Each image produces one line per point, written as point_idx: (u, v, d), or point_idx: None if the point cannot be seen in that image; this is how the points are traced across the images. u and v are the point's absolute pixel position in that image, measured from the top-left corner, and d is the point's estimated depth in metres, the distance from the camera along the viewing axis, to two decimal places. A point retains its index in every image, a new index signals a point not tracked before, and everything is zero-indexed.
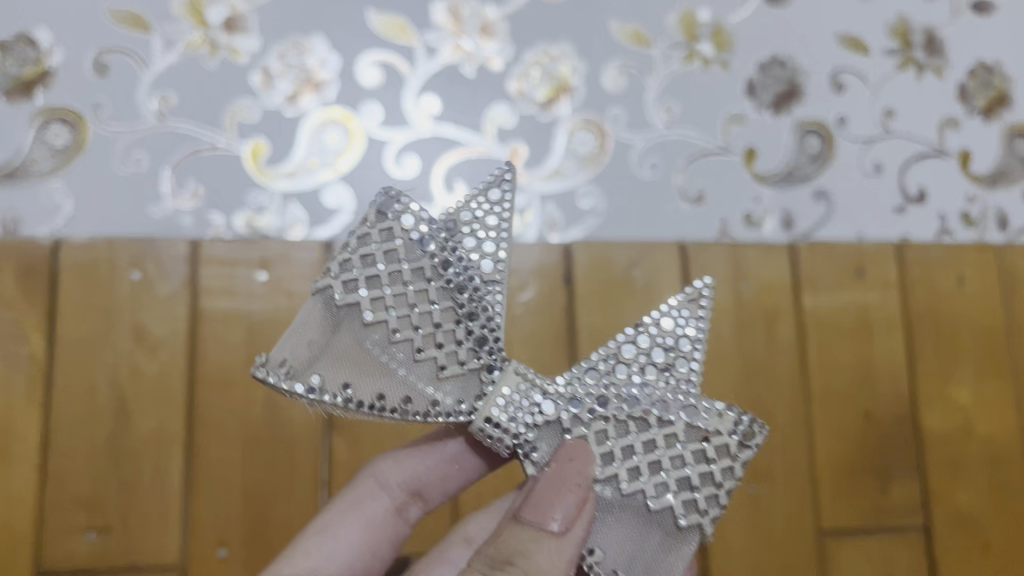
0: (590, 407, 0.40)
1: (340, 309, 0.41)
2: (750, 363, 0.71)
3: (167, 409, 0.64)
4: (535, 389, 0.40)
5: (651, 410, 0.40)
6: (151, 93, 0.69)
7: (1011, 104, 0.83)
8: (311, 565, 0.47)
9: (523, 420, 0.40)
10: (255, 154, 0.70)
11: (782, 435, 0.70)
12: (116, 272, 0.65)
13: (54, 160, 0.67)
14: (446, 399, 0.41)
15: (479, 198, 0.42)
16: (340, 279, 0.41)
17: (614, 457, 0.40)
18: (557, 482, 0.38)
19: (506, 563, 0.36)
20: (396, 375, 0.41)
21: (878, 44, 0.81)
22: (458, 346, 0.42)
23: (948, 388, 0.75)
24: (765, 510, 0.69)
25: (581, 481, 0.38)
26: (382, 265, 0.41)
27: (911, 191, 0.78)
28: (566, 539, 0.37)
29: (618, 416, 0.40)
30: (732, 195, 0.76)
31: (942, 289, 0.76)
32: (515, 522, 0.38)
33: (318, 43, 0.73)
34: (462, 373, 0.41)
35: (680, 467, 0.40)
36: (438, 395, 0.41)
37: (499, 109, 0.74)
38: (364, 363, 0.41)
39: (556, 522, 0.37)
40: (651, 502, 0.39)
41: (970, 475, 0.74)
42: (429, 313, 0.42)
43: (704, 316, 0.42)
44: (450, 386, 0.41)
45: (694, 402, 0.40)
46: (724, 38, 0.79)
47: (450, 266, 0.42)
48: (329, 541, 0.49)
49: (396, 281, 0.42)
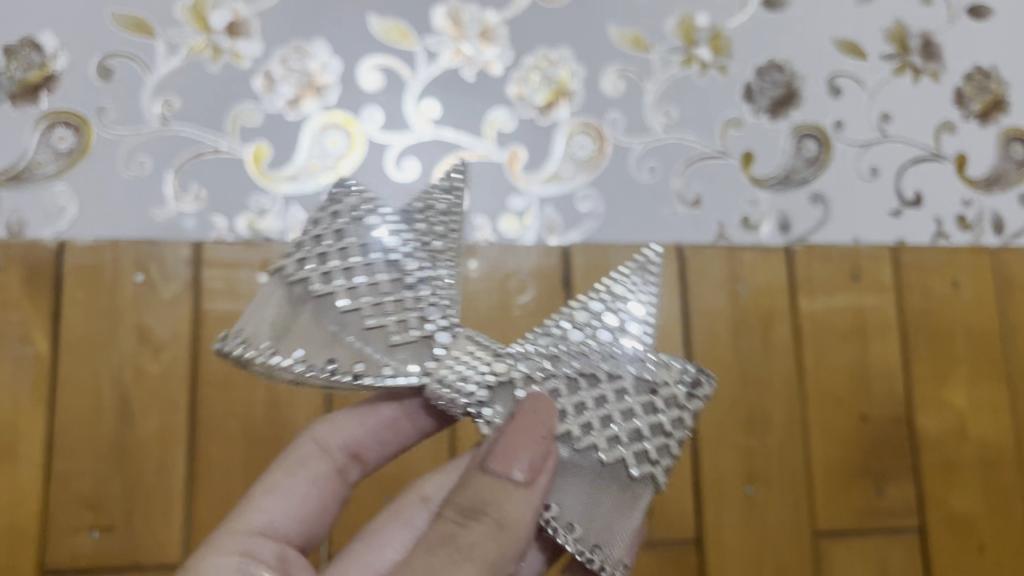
0: (541, 367, 0.38)
1: (293, 285, 0.39)
2: (746, 365, 0.72)
3: (169, 409, 0.65)
4: (489, 352, 0.38)
5: (601, 365, 0.37)
6: (155, 97, 0.70)
7: (1008, 109, 0.83)
8: (266, 521, 0.44)
9: (475, 379, 0.37)
10: (257, 157, 0.70)
11: (778, 436, 0.71)
12: (120, 274, 0.66)
13: (58, 163, 0.68)
14: (401, 367, 0.37)
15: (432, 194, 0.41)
16: (294, 258, 0.39)
17: (566, 414, 0.37)
18: (522, 432, 0.35)
19: (477, 513, 0.34)
20: (351, 346, 0.38)
21: (875, 49, 0.82)
22: (408, 312, 0.38)
23: (942, 390, 0.75)
24: (761, 511, 0.70)
25: (547, 433, 0.35)
26: (331, 240, 0.39)
27: (907, 194, 0.79)
28: (532, 489, 0.35)
29: (569, 373, 0.38)
30: (730, 199, 0.76)
31: (937, 293, 0.77)
32: (481, 471, 0.35)
33: (320, 48, 0.73)
34: (416, 339, 0.38)
35: (631, 419, 0.37)
36: (392, 363, 0.38)
37: (499, 113, 0.75)
38: (317, 332, 0.38)
39: (521, 471, 0.35)
40: (604, 455, 0.36)
41: (964, 476, 0.74)
42: (378, 282, 0.38)
43: (656, 280, 0.39)
44: (404, 354, 0.38)
45: (644, 355, 0.38)
46: (722, 42, 0.80)
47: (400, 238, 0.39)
48: (279, 497, 0.45)
49: (345, 254, 0.38)
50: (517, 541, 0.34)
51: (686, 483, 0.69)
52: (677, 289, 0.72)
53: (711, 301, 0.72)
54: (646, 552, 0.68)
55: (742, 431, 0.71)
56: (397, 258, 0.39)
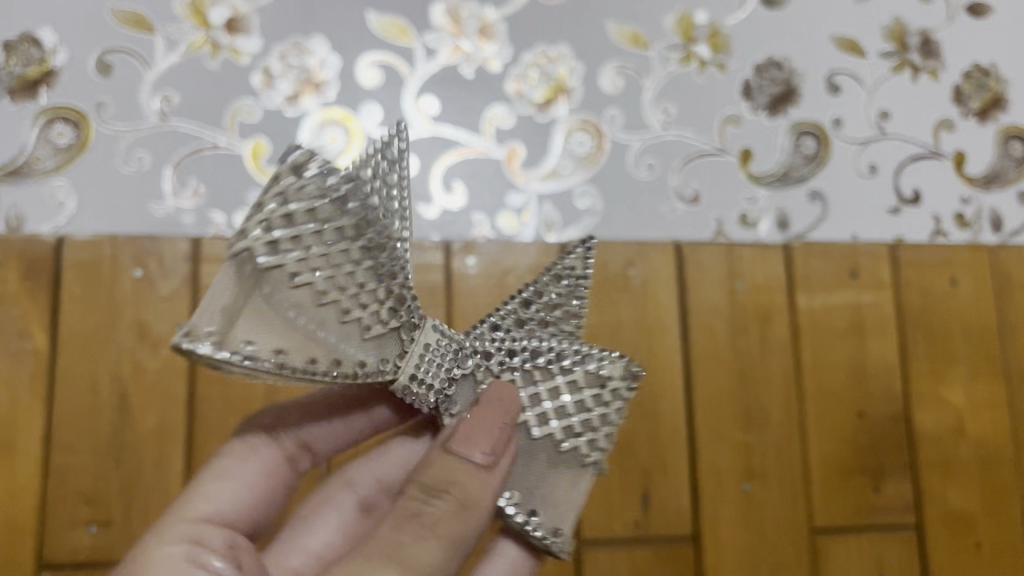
0: (499, 359, 0.40)
1: (256, 272, 0.34)
2: (743, 362, 0.72)
3: (168, 404, 0.65)
4: (456, 346, 0.39)
5: (553, 358, 0.40)
6: (153, 93, 0.70)
7: (1007, 107, 0.83)
8: (216, 511, 0.41)
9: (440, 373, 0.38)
10: (255, 153, 0.70)
11: (776, 433, 0.71)
12: (118, 270, 0.66)
13: (58, 159, 0.68)
14: (371, 361, 0.37)
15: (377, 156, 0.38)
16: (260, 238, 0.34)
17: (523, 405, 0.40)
18: (483, 418, 0.37)
19: (442, 491, 0.35)
20: (325, 343, 0.36)
21: (874, 46, 0.82)
22: (379, 306, 0.37)
23: (940, 387, 0.75)
24: (758, 508, 0.70)
25: (507, 421, 0.37)
26: (303, 222, 0.35)
27: (906, 192, 0.79)
28: (493, 471, 0.36)
29: (523, 367, 0.40)
30: (729, 196, 0.76)
31: (936, 290, 0.77)
32: (443, 452, 0.36)
33: (319, 44, 0.74)
34: (387, 332, 0.38)
35: (583, 410, 0.40)
36: (364, 357, 0.37)
37: (498, 110, 0.75)
38: (284, 325, 0.34)
39: (484, 453, 0.36)
40: (562, 443, 0.40)
41: (961, 474, 0.74)
42: (352, 273, 0.37)
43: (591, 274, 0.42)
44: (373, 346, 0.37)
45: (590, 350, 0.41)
46: (721, 39, 0.80)
47: (372, 223, 0.37)
48: (228, 486, 0.42)
49: (318, 238, 0.35)
50: (477, 519, 0.35)
51: (683, 479, 0.69)
52: (675, 285, 0.72)
53: (710, 298, 0.72)
54: (643, 548, 0.68)
55: (740, 428, 0.71)
56: (371, 243, 0.37)
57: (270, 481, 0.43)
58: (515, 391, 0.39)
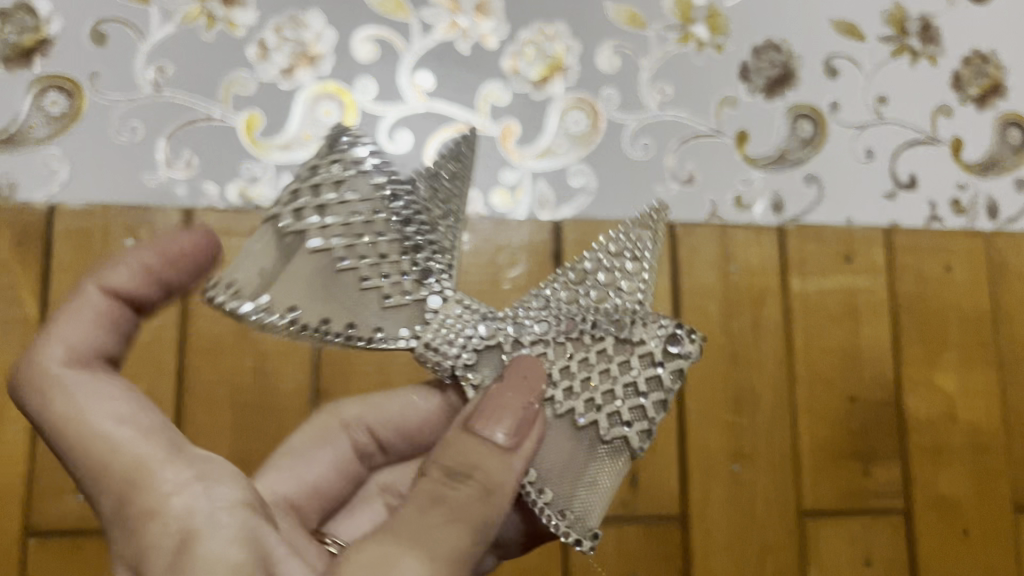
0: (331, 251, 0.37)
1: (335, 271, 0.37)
2: (735, 345, 0.72)
3: (158, 375, 0.64)
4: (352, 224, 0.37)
5: (386, 212, 0.38)
6: (148, 63, 0.70)
7: (1006, 93, 0.83)
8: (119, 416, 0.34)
9: (458, 341, 0.37)
10: (248, 125, 0.70)
11: (767, 417, 0.71)
12: (111, 239, 0.66)
13: (51, 128, 0.68)
14: (392, 328, 0.37)
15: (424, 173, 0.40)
16: (360, 260, 0.37)
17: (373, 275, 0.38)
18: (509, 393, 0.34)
19: (465, 475, 0.32)
20: (347, 306, 0.37)
21: (873, 31, 0.82)
22: (402, 277, 0.38)
23: (933, 374, 0.75)
24: (747, 488, 0.70)
25: (535, 398, 0.35)
26: (331, 197, 0.37)
27: (902, 177, 0.79)
28: (515, 454, 0.33)
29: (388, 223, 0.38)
30: (724, 178, 0.76)
31: (930, 277, 0.77)
32: (465, 430, 0.33)
33: (315, 18, 0.73)
34: (407, 302, 0.38)
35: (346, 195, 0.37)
36: (383, 323, 0.37)
37: (493, 87, 0.74)
38: (327, 291, 0.37)
39: (503, 434, 0.33)
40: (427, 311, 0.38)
41: (951, 460, 0.74)
42: (376, 243, 0.38)
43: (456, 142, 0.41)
44: (396, 315, 0.37)
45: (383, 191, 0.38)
46: (719, 21, 0.79)
47: (398, 199, 0.38)
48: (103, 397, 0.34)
49: (348, 227, 0.37)
50: (501, 505, 0.32)
51: (672, 460, 0.69)
52: (668, 266, 0.72)
53: (702, 280, 0.72)
54: (631, 527, 0.68)
55: (730, 409, 0.71)
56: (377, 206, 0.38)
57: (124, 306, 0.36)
58: (543, 366, 0.36)
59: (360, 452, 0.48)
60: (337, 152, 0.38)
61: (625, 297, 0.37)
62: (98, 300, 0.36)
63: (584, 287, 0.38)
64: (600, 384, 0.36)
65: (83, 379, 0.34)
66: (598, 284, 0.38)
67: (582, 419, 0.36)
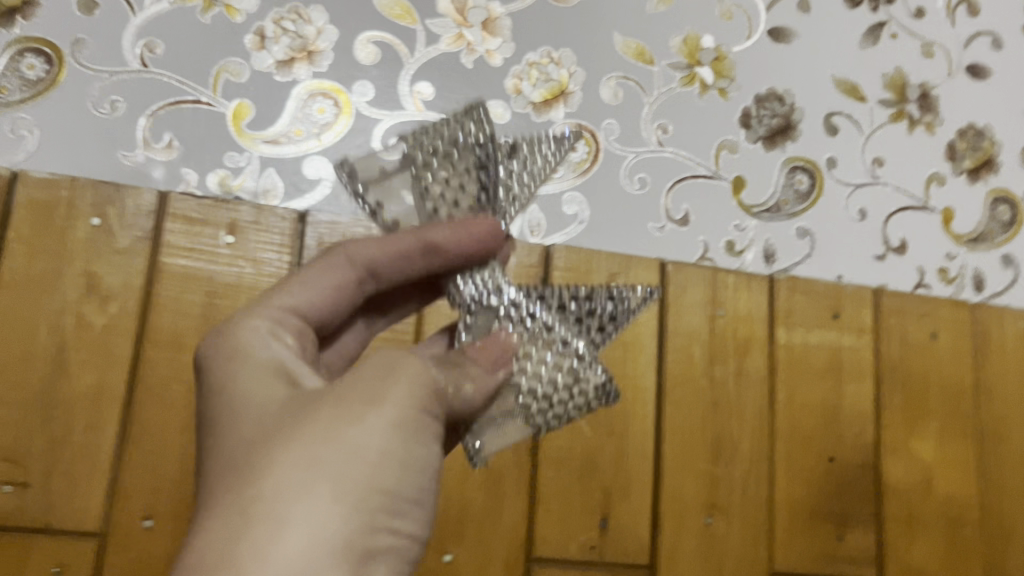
0: (500, 299, 0.46)
1: (484, 304, 0.46)
2: (717, 393, 0.70)
3: (109, 364, 0.60)
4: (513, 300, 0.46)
5: (560, 304, 0.46)
6: (137, 39, 0.67)
7: (997, 169, 0.83)
8: (275, 356, 0.40)
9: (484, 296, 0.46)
10: (236, 114, 0.67)
11: (744, 469, 0.69)
12: (74, 216, 0.61)
13: (23, 92, 0.64)
14: (468, 290, 0.46)
15: (605, 301, 0.47)
16: (486, 298, 0.46)
17: (496, 310, 0.46)
18: (493, 353, 0.43)
19: (451, 363, 0.41)
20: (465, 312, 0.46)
21: (874, 93, 0.82)
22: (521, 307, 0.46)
23: (913, 441, 0.73)
24: (719, 544, 0.67)
25: (500, 358, 0.43)
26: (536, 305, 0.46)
27: (893, 241, 0.79)
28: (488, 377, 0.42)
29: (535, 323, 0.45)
30: (718, 222, 0.75)
31: (915, 341, 0.75)
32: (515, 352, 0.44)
33: (317, 13, 0.71)
34: (483, 309, 0.46)
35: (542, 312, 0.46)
36: (471, 301, 0.46)
37: (494, 104, 0.72)
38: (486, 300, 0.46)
39: (489, 367, 0.42)
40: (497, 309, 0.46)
41: (925, 530, 0.72)
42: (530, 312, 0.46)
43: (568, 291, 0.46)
44: (482, 312, 0.46)
45: (579, 306, 0.46)
46: (725, 65, 0.79)
47: (581, 301, 0.46)
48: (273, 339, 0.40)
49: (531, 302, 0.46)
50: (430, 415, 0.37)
51: (645, 504, 0.66)
52: (656, 305, 0.70)
53: (688, 322, 0.70)
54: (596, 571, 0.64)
55: (708, 457, 0.68)
56: (550, 301, 0.46)
57: (353, 288, 0.45)
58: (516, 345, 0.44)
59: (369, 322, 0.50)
60: (586, 297, 0.46)
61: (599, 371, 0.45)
62: (431, 425, 0.37)
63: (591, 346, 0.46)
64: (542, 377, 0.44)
65: (318, 283, 0.44)
66: (534, 161, 0.49)
67: (530, 415, 0.44)
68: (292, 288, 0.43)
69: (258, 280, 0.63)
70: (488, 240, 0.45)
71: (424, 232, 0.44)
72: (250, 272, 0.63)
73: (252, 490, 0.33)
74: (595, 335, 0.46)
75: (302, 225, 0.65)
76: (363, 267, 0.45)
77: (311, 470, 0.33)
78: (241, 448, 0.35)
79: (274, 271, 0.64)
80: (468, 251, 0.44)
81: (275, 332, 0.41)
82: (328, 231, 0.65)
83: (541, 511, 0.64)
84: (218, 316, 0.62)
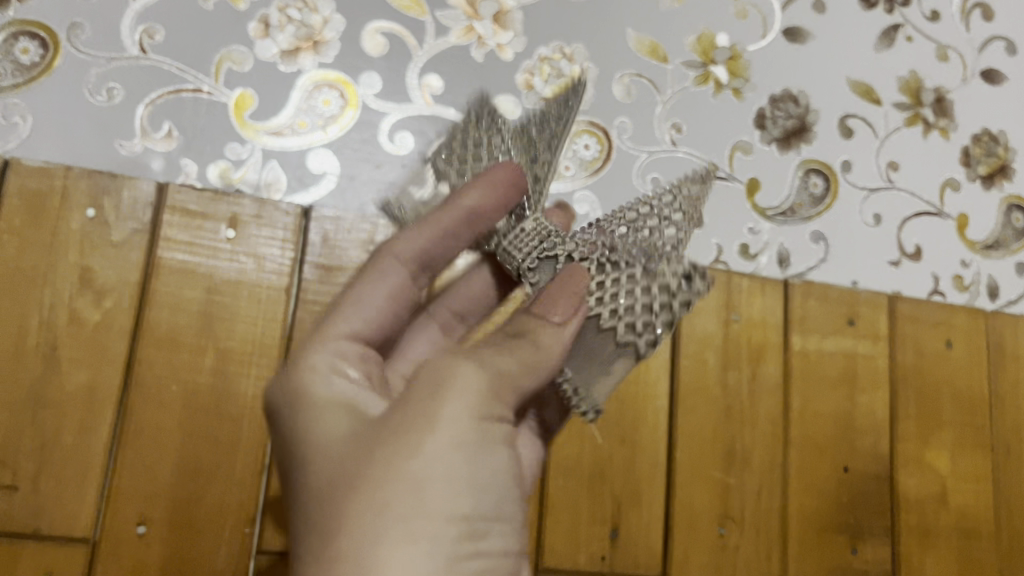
0: (554, 248, 0.46)
1: (541, 258, 0.46)
2: (730, 401, 0.68)
3: (103, 362, 0.57)
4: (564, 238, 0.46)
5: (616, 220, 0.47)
6: (137, 24, 0.64)
7: (1012, 175, 0.82)
8: (345, 390, 0.39)
9: (530, 250, 0.46)
10: (239, 104, 0.65)
11: (757, 479, 0.67)
12: (68, 206, 0.58)
13: (16, 78, 0.61)
14: (518, 252, 0.46)
15: (658, 203, 0.47)
16: (540, 248, 0.46)
17: (557, 257, 0.46)
18: (562, 289, 0.40)
19: (518, 335, 0.38)
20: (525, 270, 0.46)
21: (889, 96, 0.80)
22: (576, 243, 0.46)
23: (927, 452, 0.72)
24: (731, 558, 0.65)
25: (577, 292, 0.40)
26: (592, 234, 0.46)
27: (907, 247, 0.77)
28: (565, 330, 0.38)
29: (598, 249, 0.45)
30: (731, 224, 0.73)
31: (930, 350, 0.74)
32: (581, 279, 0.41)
33: (324, 2, 0.68)
34: (542, 263, 0.46)
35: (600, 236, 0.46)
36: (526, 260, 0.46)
37: (505, 100, 0.70)
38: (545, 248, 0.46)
39: (557, 315, 0.39)
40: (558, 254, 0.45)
41: (939, 544, 0.70)
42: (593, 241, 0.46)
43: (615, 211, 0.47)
44: (543, 264, 0.46)
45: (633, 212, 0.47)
46: (739, 64, 0.77)
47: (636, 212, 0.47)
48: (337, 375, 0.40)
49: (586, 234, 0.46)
50: (549, 364, 0.37)
51: (655, 514, 0.64)
52: None
53: (702, 326, 0.68)
54: None
55: (721, 466, 0.66)
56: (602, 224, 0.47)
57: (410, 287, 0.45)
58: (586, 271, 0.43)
59: (446, 328, 0.52)
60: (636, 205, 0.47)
61: (679, 265, 0.45)
62: (499, 428, 0.37)
63: (665, 246, 0.45)
64: (624, 297, 0.44)
65: (376, 296, 0.44)
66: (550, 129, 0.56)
67: (623, 338, 0.43)
68: (347, 314, 0.43)
69: (260, 277, 0.61)
70: (516, 179, 0.44)
71: (459, 200, 0.44)
72: (251, 269, 0.61)
73: (332, 550, 0.34)
74: (666, 238, 0.46)
75: (305, 221, 0.63)
76: (412, 264, 0.45)
77: (382, 517, 0.34)
78: (321, 498, 0.36)
79: (276, 268, 0.61)
80: (503, 201, 0.44)
81: (341, 359, 0.41)
82: (333, 227, 0.63)
83: (550, 520, 0.62)
84: (218, 313, 0.59)
